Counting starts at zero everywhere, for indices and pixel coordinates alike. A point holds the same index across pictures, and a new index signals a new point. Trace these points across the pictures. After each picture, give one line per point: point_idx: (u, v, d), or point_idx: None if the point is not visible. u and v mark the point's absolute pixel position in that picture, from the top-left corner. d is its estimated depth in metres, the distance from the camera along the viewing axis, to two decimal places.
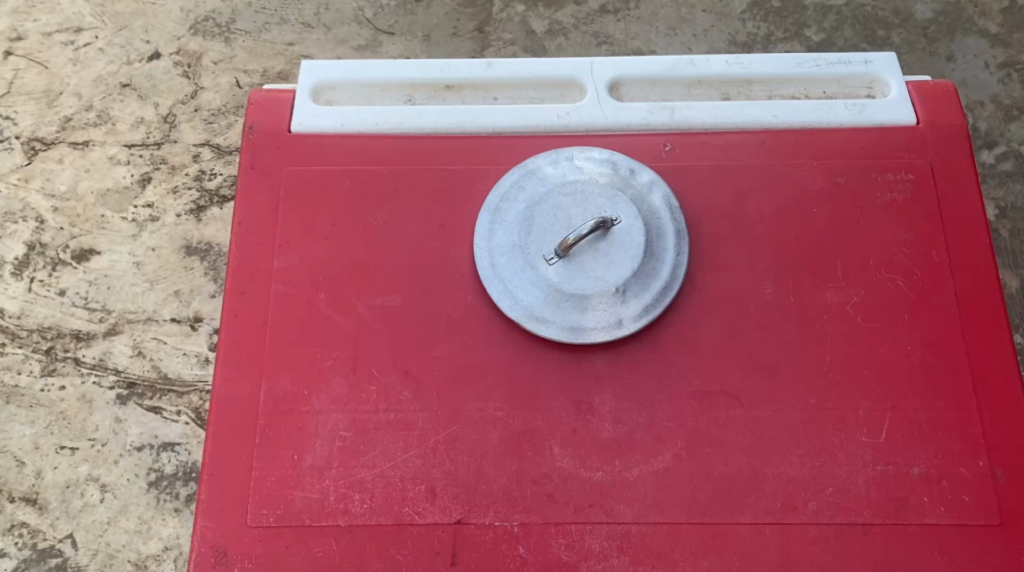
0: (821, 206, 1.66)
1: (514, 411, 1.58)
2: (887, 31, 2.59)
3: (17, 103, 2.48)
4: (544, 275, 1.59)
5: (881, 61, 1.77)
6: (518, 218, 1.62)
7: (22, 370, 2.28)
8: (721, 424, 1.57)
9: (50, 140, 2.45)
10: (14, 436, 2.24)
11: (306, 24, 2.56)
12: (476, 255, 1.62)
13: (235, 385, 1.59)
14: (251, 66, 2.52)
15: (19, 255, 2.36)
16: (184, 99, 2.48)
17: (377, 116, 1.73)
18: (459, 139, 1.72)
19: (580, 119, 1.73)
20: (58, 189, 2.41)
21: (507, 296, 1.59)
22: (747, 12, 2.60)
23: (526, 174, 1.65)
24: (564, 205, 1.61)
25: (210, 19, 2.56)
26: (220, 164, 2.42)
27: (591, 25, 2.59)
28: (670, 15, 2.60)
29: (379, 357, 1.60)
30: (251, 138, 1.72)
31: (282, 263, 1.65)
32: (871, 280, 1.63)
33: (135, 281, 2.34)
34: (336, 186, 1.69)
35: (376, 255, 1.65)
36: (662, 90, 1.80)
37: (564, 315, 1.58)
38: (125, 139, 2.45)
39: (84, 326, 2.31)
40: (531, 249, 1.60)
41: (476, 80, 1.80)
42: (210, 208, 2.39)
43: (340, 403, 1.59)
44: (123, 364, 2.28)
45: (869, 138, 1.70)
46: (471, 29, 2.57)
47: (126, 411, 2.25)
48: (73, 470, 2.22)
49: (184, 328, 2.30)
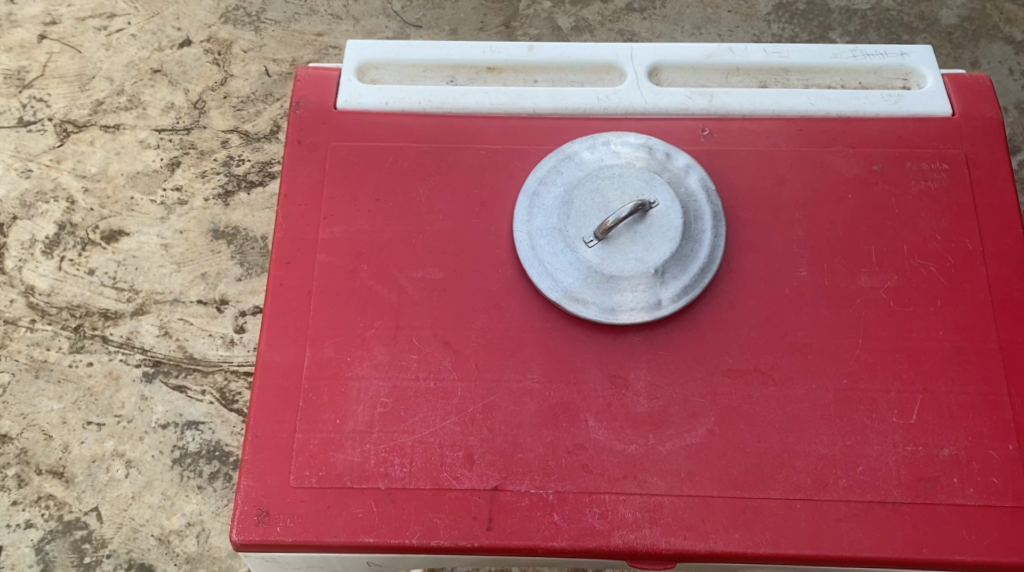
0: (855, 192, 1.70)
1: (552, 382, 1.61)
2: (912, 36, 2.64)
3: (51, 86, 2.53)
4: (583, 257, 1.63)
5: (917, 53, 1.82)
6: (557, 201, 1.66)
7: (51, 346, 2.33)
8: (755, 401, 1.61)
9: (81, 123, 2.50)
10: (42, 411, 2.29)
11: (335, 16, 2.61)
12: (516, 237, 1.66)
13: (279, 349, 1.64)
14: (281, 56, 2.56)
15: (50, 234, 2.41)
16: (214, 86, 2.53)
17: (420, 96, 1.79)
18: (501, 119, 1.77)
19: (619, 102, 1.78)
20: (89, 170, 2.46)
21: (547, 278, 1.63)
22: (773, 13, 2.65)
23: (563, 158, 1.68)
24: (601, 189, 1.65)
25: (240, 8, 2.61)
26: (248, 151, 2.47)
27: (617, 23, 2.63)
28: (696, 14, 2.65)
29: (419, 328, 1.65)
30: (297, 114, 1.78)
31: (328, 234, 1.71)
32: (905, 266, 1.66)
33: (162, 262, 2.38)
34: (381, 162, 1.75)
35: (419, 229, 1.70)
36: (700, 77, 1.84)
37: (603, 296, 1.62)
38: (155, 123, 2.50)
39: (112, 305, 2.35)
40: (571, 232, 1.64)
41: (518, 62, 1.84)
42: (238, 193, 2.43)
43: (382, 370, 1.63)
44: (150, 343, 2.33)
45: (903, 127, 1.74)
46: (498, 24, 2.61)
47: (151, 389, 2.30)
48: (99, 445, 2.27)
49: (209, 309, 2.35)
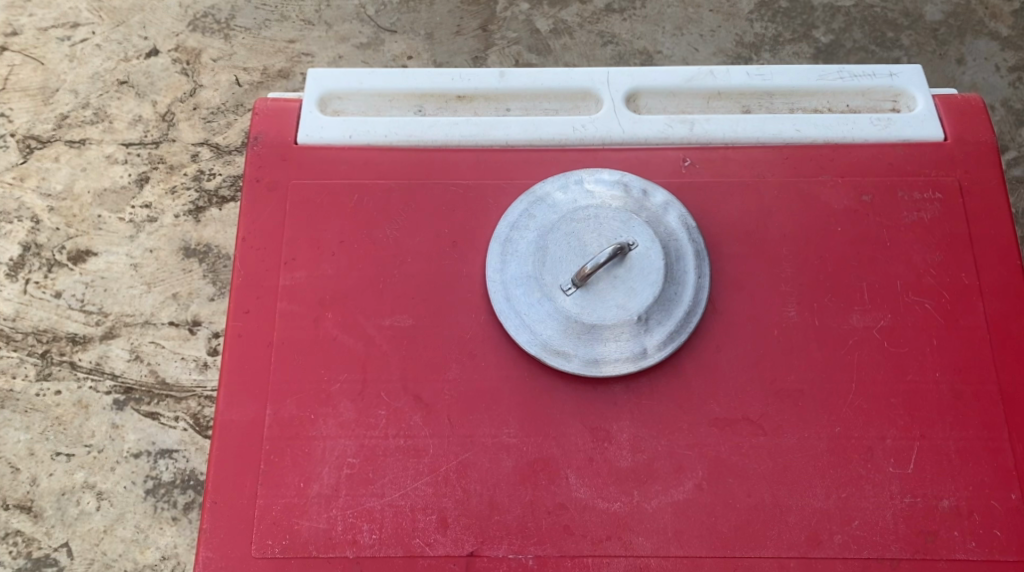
0: (845, 224, 1.61)
1: (529, 437, 1.52)
2: (896, 33, 2.55)
3: (13, 100, 2.42)
4: (561, 306, 1.53)
5: (907, 73, 1.73)
6: (530, 248, 1.56)
7: (17, 373, 2.22)
8: (744, 453, 1.52)
9: (45, 138, 2.39)
10: (9, 442, 2.18)
11: (308, 21, 2.51)
12: (489, 287, 1.56)
13: (238, 408, 1.55)
14: (251, 64, 2.46)
15: (14, 256, 2.30)
16: (183, 98, 2.42)
17: (386, 128, 1.70)
18: (472, 151, 1.68)
19: (595, 131, 1.69)
20: (55, 188, 2.35)
21: (525, 330, 1.53)
22: (754, 12, 2.56)
23: (535, 200, 1.59)
24: (577, 231, 1.55)
25: (209, 15, 2.50)
26: (219, 164, 2.36)
27: (597, 24, 2.54)
28: (677, 14, 2.56)
29: (388, 381, 1.55)
30: (255, 150, 1.68)
31: (288, 281, 1.62)
32: (899, 303, 1.57)
33: (131, 283, 2.28)
34: (344, 201, 1.65)
35: (385, 273, 1.61)
36: (680, 103, 1.75)
37: (584, 347, 1.52)
38: (122, 137, 2.39)
39: (80, 329, 2.25)
40: (546, 279, 1.54)
41: (489, 91, 1.75)
42: (209, 209, 2.33)
43: (348, 428, 1.54)
44: (121, 368, 2.22)
45: (895, 153, 1.65)
46: (475, 28, 2.51)
47: (123, 417, 2.20)
48: (69, 477, 2.17)
49: (182, 331, 2.24)
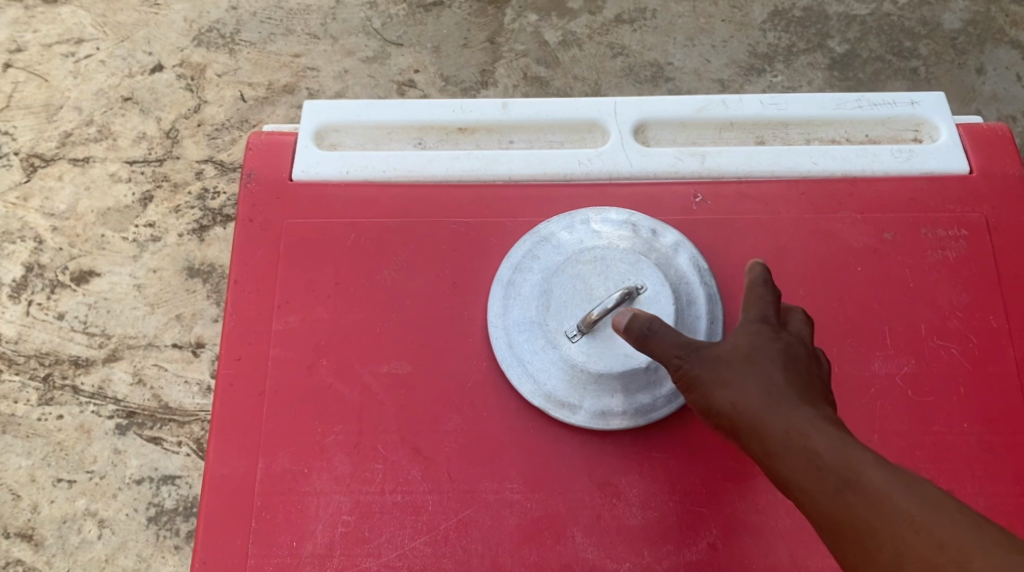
0: (865, 264, 1.54)
1: (533, 493, 1.47)
2: (914, 42, 2.48)
3: (16, 118, 2.35)
4: (567, 354, 1.49)
5: (929, 101, 1.65)
6: (533, 291, 1.53)
7: (19, 398, 2.15)
8: (760, 509, 1.47)
9: (49, 157, 2.32)
10: (10, 469, 2.12)
11: (314, 35, 2.44)
12: (491, 333, 1.52)
13: (230, 463, 1.49)
14: (256, 79, 2.39)
15: (17, 277, 2.23)
16: (187, 114, 2.36)
17: (383, 163, 1.63)
18: (473, 187, 1.61)
19: (602, 165, 1.62)
20: (58, 208, 2.28)
21: (528, 379, 1.49)
22: (768, 22, 2.48)
23: (540, 240, 1.55)
24: (582, 275, 1.52)
25: (213, 29, 2.43)
26: (223, 182, 2.30)
27: (606, 36, 2.46)
28: (688, 25, 2.48)
29: (385, 432, 1.50)
30: (249, 187, 1.62)
31: (281, 325, 1.55)
32: (923, 348, 1.51)
33: (135, 304, 2.21)
34: (341, 240, 1.59)
35: (384, 317, 1.55)
36: (691, 134, 1.68)
37: (591, 398, 1.49)
38: (126, 155, 2.32)
39: (83, 351, 2.18)
40: (551, 326, 1.51)
41: (492, 122, 1.68)
42: (214, 227, 2.26)
43: (343, 483, 1.48)
44: (123, 392, 2.16)
45: (917, 188, 1.58)
46: (483, 40, 2.44)
47: (125, 442, 2.13)
48: (70, 504, 2.10)
49: (185, 353, 2.18)
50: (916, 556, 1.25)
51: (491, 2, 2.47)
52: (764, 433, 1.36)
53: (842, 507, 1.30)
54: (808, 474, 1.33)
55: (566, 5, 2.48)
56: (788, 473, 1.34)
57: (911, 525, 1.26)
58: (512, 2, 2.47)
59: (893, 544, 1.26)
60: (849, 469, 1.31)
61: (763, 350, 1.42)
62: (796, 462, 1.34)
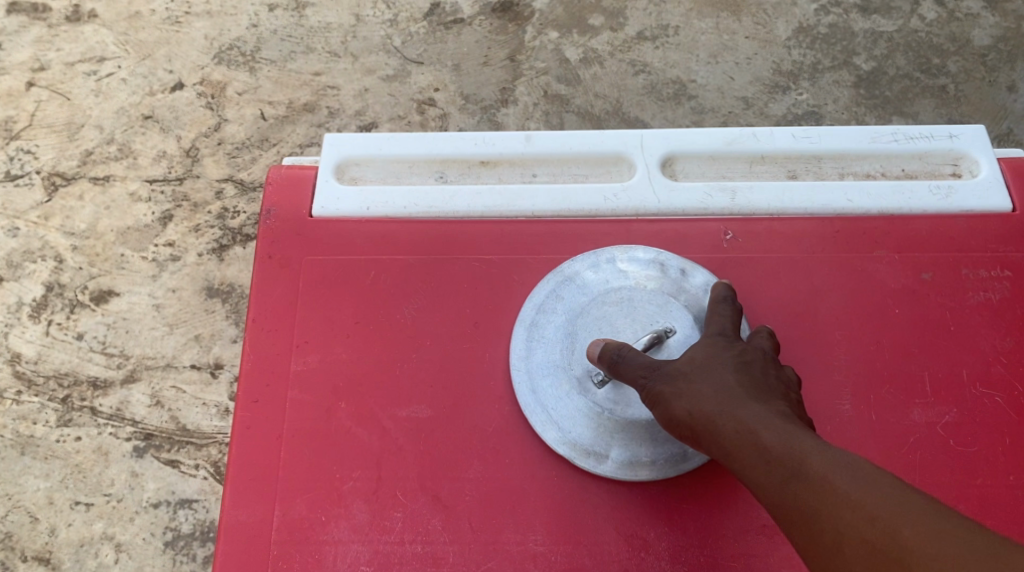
0: (903, 306, 1.55)
1: (558, 545, 1.46)
2: (942, 59, 2.43)
3: (39, 136, 2.31)
4: (592, 400, 1.49)
5: (969, 135, 1.63)
6: (556, 336, 1.52)
7: (37, 420, 2.12)
8: (791, 563, 1.46)
9: (70, 175, 2.28)
10: (28, 491, 2.08)
11: (334, 53, 2.40)
12: (514, 376, 1.51)
13: (245, 510, 1.47)
14: (277, 98, 2.36)
15: (37, 296, 2.19)
16: (208, 132, 2.32)
17: (405, 198, 1.60)
18: (496, 224, 1.59)
19: (628, 201, 1.60)
20: (78, 227, 2.24)
21: (553, 426, 1.49)
22: (792, 39, 2.44)
23: (564, 280, 1.55)
24: (607, 320, 1.52)
25: (234, 48, 2.39)
26: (243, 202, 2.26)
27: (628, 53, 2.42)
28: (711, 42, 2.43)
29: (404, 480, 1.48)
30: (267, 223, 1.59)
31: (301, 366, 1.53)
32: (965, 396, 1.51)
33: (154, 324, 2.17)
34: (361, 278, 1.56)
35: (404, 358, 1.53)
36: (721, 168, 1.65)
37: (619, 446, 1.48)
38: (146, 174, 2.28)
39: (101, 372, 2.14)
40: (576, 370, 1.51)
41: (515, 156, 1.65)
42: (233, 246, 2.23)
43: (361, 532, 1.46)
44: (141, 414, 2.12)
45: (957, 226, 1.58)
46: (503, 58, 2.39)
47: (142, 465, 2.09)
48: (88, 528, 2.07)
49: (203, 375, 2.14)
50: (856, 537, 1.28)
51: (511, 19, 2.42)
52: (717, 434, 1.39)
53: (791, 497, 1.33)
54: (759, 468, 1.35)
55: (587, 22, 2.44)
56: (740, 466, 1.37)
57: (851, 505, 1.29)
58: (533, 19, 2.43)
59: (836, 528, 1.29)
60: (794, 458, 1.33)
61: (714, 357, 1.44)
62: (747, 457, 1.36)
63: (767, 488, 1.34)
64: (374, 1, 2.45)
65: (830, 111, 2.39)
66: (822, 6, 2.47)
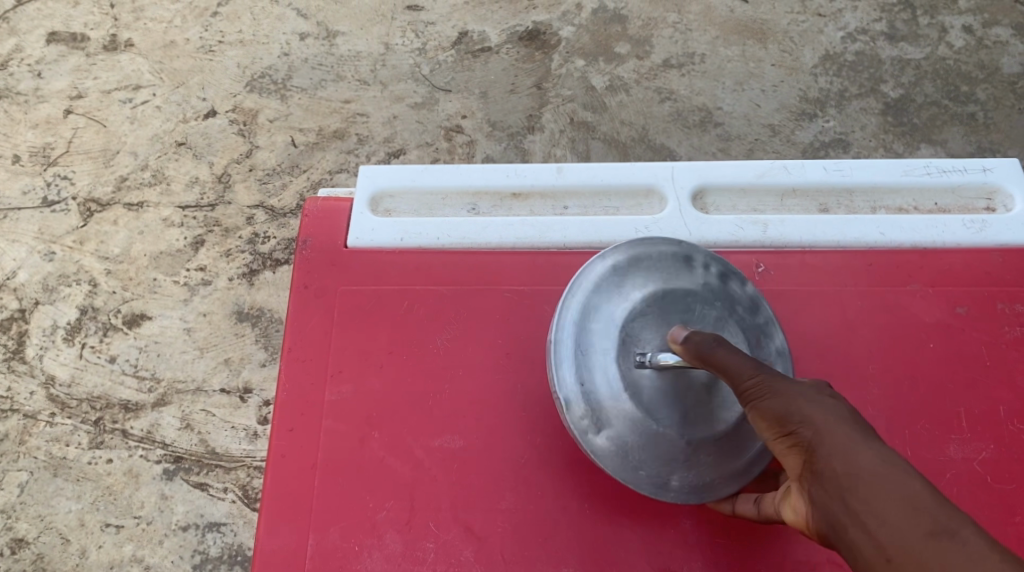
0: (938, 340, 1.55)
1: None
2: (970, 87, 2.44)
3: (75, 162, 2.34)
4: (627, 372, 1.48)
5: (1002, 169, 1.64)
6: (632, 300, 1.50)
7: (70, 441, 2.13)
8: None
9: (105, 201, 2.31)
10: (60, 512, 2.09)
11: (363, 81, 2.43)
12: (573, 308, 1.49)
13: (279, 538, 1.48)
14: (308, 125, 2.38)
15: (71, 320, 2.21)
16: (239, 159, 2.35)
17: (438, 230, 1.63)
18: (528, 255, 1.61)
19: (659, 232, 1.62)
20: (112, 252, 2.26)
21: (580, 374, 1.47)
22: (819, 66, 2.45)
23: (672, 252, 1.53)
24: (682, 310, 1.51)
25: (266, 75, 2.43)
26: (274, 227, 2.29)
27: (654, 80, 2.43)
28: (738, 69, 2.45)
29: (437, 510, 1.50)
30: (303, 254, 1.61)
31: (335, 396, 1.54)
32: (1002, 433, 1.51)
33: (185, 348, 2.19)
34: (395, 308, 1.58)
35: (436, 388, 1.54)
36: (752, 201, 1.66)
37: (618, 430, 1.47)
38: (179, 200, 2.31)
39: (132, 396, 2.16)
40: (631, 337, 1.49)
41: (546, 188, 1.67)
42: (263, 272, 2.25)
43: (394, 562, 1.48)
44: (171, 437, 2.13)
45: (991, 260, 1.59)
46: (530, 86, 2.41)
47: (172, 487, 2.10)
48: (118, 550, 2.07)
49: (233, 399, 2.16)
50: None
51: (538, 47, 2.45)
52: (855, 456, 1.30)
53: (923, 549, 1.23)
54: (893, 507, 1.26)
55: (614, 50, 2.46)
56: (869, 495, 1.28)
57: None
58: (559, 48, 2.45)
59: None
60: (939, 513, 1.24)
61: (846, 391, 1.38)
62: (886, 493, 1.27)
63: (900, 530, 1.25)
64: (403, 30, 2.47)
65: (857, 138, 2.39)
66: (849, 34, 2.49)
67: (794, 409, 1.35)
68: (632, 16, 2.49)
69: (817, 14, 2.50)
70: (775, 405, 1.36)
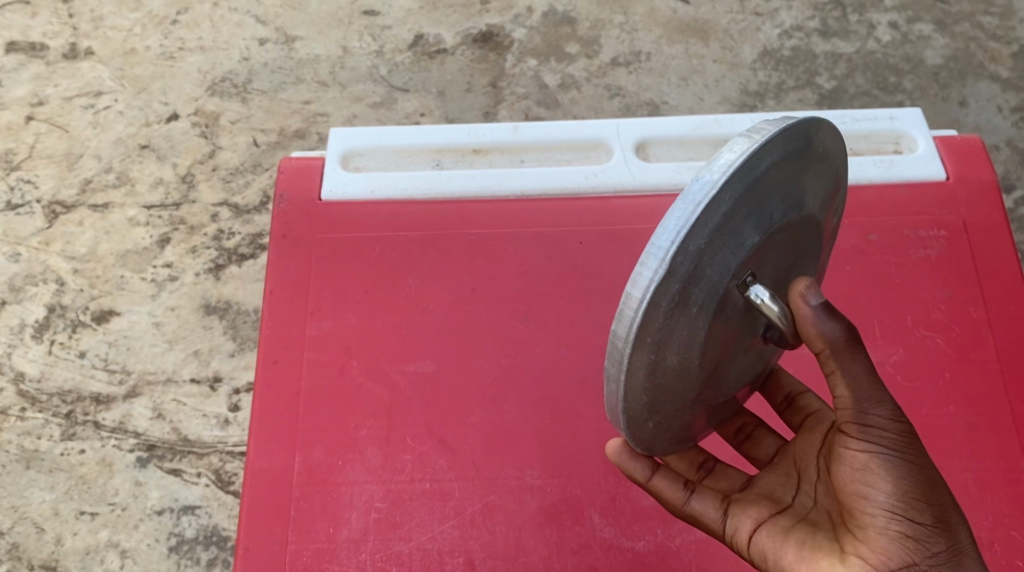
0: (854, 262, 1.78)
1: (552, 479, 1.65)
2: (898, 78, 2.63)
3: (39, 166, 2.47)
4: (728, 285, 1.39)
5: (906, 117, 1.91)
6: (785, 205, 1.40)
7: (42, 434, 2.20)
8: None
9: (70, 203, 2.42)
10: (33, 502, 2.15)
11: (323, 83, 2.58)
12: (759, 179, 1.35)
13: (268, 456, 1.65)
14: (268, 125, 2.53)
15: (40, 318, 2.30)
16: (203, 159, 2.48)
17: (406, 182, 1.82)
18: (489, 202, 1.80)
19: (607, 178, 1.83)
20: (79, 252, 2.37)
21: (709, 260, 1.35)
22: (758, 61, 2.63)
23: (823, 182, 1.46)
24: (787, 242, 1.44)
25: (226, 79, 2.58)
26: (238, 224, 2.41)
27: (603, 78, 2.61)
28: (681, 66, 2.63)
29: (412, 426, 1.67)
30: (281, 207, 1.80)
31: (315, 330, 1.72)
32: (910, 339, 1.73)
33: (153, 341, 2.28)
34: (368, 252, 1.77)
35: (408, 320, 1.73)
36: (688, 150, 1.89)
37: (672, 337, 1.38)
38: (143, 200, 2.42)
39: (103, 389, 2.24)
40: (756, 249, 1.40)
41: (503, 144, 1.88)
42: (229, 266, 2.36)
43: (375, 473, 1.65)
44: (144, 426, 2.21)
45: (899, 193, 1.84)
46: (485, 85, 2.58)
47: (146, 474, 2.17)
48: (93, 536, 2.13)
49: (203, 388, 2.24)
50: None
51: (491, 48, 2.63)
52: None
53: None
54: None
55: (564, 50, 2.63)
56: None
57: None
58: (512, 48, 2.63)
59: None
60: None
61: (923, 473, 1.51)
62: None
63: None
64: (360, 34, 2.64)
65: None
66: (785, 31, 2.68)
67: (934, 503, 1.45)
68: (580, 18, 2.67)
69: (755, 14, 2.69)
70: (906, 483, 1.44)
